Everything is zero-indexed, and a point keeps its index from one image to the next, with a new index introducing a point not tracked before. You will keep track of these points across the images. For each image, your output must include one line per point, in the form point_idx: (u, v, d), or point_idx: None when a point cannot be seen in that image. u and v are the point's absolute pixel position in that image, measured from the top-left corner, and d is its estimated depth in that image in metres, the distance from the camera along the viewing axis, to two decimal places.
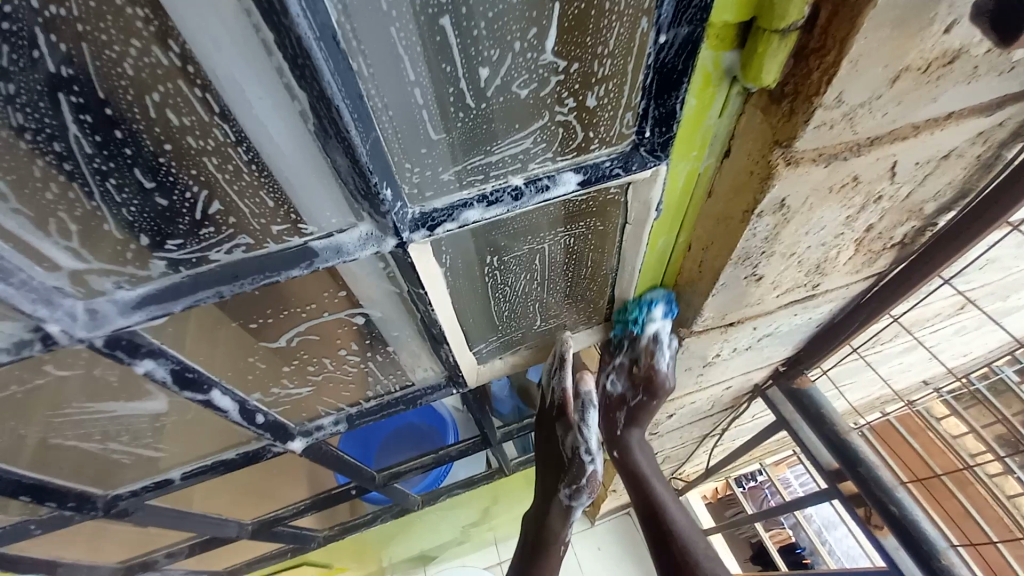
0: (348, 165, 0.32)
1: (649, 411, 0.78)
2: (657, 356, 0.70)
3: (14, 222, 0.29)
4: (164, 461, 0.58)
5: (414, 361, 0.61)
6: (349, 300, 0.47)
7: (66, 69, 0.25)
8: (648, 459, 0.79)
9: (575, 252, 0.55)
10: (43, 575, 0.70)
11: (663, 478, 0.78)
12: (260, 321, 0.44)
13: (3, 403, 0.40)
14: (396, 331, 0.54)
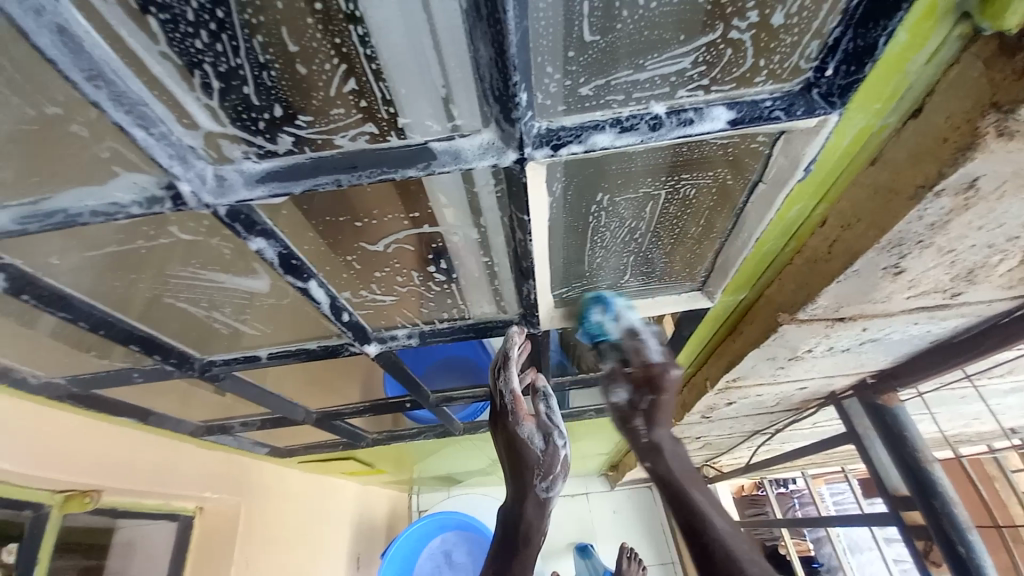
0: (491, 59, 0.29)
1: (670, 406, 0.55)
2: (646, 348, 0.55)
3: (162, 69, 0.28)
4: (252, 340, 0.62)
5: (496, 293, 0.59)
6: (455, 215, 0.45)
7: None
8: (685, 462, 0.52)
9: (693, 207, 0.49)
10: (142, 416, 0.81)
11: (701, 481, 0.50)
12: (351, 221, 0.43)
13: (134, 254, 0.43)
14: (488, 259, 0.52)
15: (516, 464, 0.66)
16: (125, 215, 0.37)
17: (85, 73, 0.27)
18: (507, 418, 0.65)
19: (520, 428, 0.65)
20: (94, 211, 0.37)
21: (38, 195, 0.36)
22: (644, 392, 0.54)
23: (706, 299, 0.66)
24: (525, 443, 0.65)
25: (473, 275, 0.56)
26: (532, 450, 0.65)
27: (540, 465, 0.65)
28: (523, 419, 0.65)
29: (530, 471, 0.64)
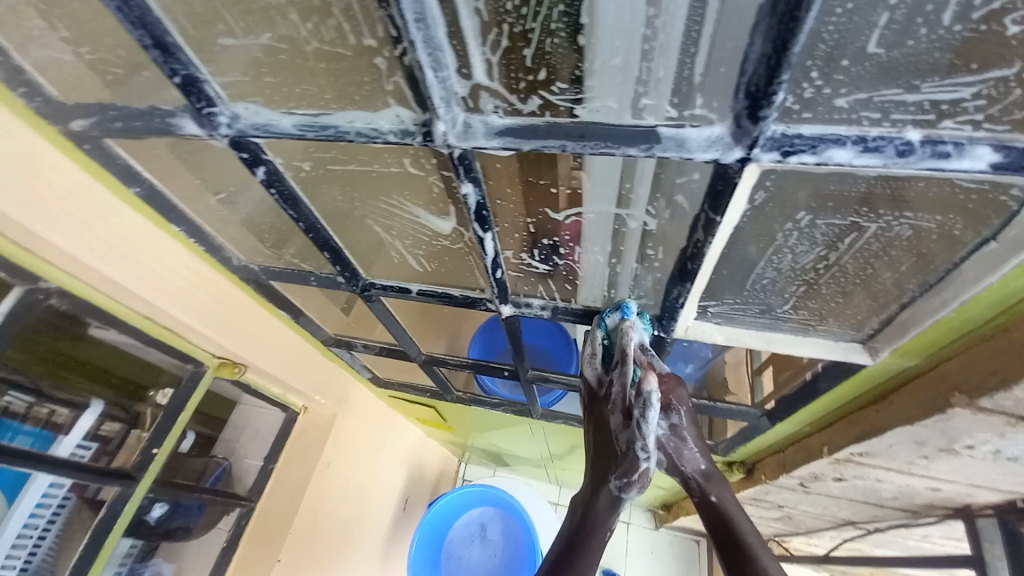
0: (763, 54, 0.29)
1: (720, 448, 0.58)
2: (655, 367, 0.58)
3: (469, 22, 0.33)
4: (412, 274, 0.70)
5: (622, 284, 0.61)
6: (607, 201, 0.49)
7: None
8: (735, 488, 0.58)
9: (897, 249, 0.45)
10: (294, 315, 0.95)
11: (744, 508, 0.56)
12: (548, 185, 0.48)
13: (365, 176, 0.52)
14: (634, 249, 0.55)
15: (602, 458, 0.58)
16: (380, 140, 0.44)
17: (415, 16, 0.32)
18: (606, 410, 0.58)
19: (618, 428, 0.56)
20: (360, 132, 0.44)
21: (322, 109, 0.43)
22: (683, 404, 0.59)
23: (865, 354, 0.60)
24: (617, 443, 0.56)
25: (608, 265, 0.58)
26: (623, 449, 0.56)
27: (626, 470, 0.55)
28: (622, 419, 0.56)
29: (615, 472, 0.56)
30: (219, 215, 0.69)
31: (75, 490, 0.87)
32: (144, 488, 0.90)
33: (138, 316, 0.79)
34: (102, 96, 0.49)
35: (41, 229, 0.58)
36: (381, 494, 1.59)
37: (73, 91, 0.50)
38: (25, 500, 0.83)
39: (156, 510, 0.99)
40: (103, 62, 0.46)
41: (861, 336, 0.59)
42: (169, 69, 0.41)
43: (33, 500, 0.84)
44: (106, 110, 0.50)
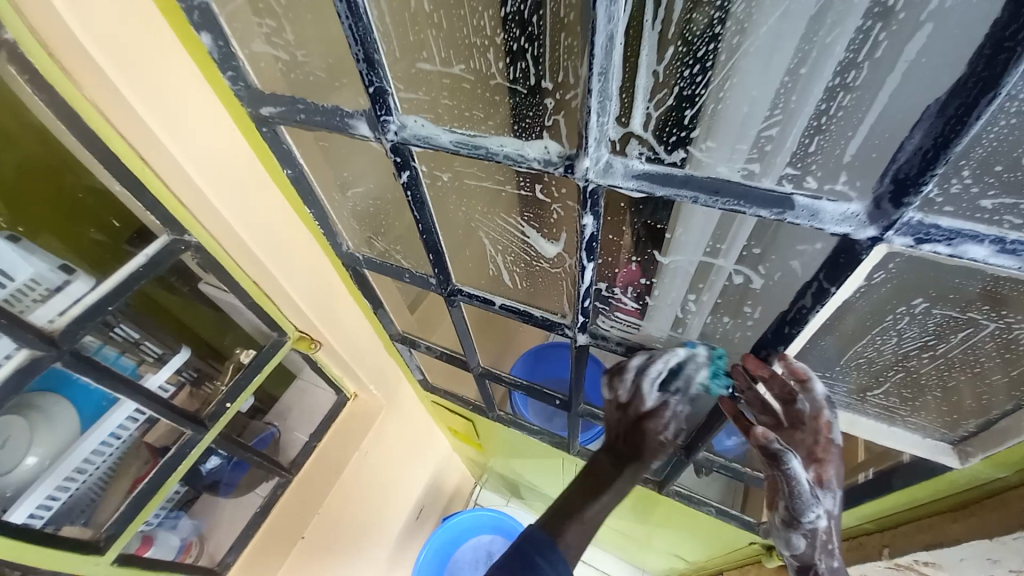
0: (918, 148, 0.32)
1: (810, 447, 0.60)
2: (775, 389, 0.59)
3: (643, 83, 0.38)
4: (501, 287, 0.75)
5: (695, 329, 0.63)
6: (695, 248, 0.52)
7: None
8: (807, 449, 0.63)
9: (1016, 355, 0.44)
10: (374, 306, 1.02)
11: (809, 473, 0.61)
12: (643, 227, 0.52)
13: (494, 193, 0.58)
14: (715, 293, 0.57)
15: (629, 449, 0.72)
16: (524, 165, 0.48)
17: (599, 71, 0.36)
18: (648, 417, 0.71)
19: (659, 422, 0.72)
20: (507, 155, 0.48)
21: (479, 133, 0.48)
22: (808, 493, 0.58)
23: (954, 457, 0.57)
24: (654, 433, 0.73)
25: (681, 310, 0.62)
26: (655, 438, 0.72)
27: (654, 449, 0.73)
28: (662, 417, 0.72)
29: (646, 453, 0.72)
30: (346, 203, 0.76)
31: (140, 429, 0.95)
32: (210, 437, 0.98)
33: (248, 282, 0.86)
34: (295, 92, 0.57)
35: (203, 184, 0.68)
36: (402, 497, 1.61)
37: (273, 82, 0.59)
38: (98, 429, 0.89)
39: (211, 462, 1.12)
40: (309, 65, 0.55)
41: (952, 436, 0.57)
42: (368, 80, 0.47)
43: (109, 428, 0.90)
44: (294, 103, 0.57)
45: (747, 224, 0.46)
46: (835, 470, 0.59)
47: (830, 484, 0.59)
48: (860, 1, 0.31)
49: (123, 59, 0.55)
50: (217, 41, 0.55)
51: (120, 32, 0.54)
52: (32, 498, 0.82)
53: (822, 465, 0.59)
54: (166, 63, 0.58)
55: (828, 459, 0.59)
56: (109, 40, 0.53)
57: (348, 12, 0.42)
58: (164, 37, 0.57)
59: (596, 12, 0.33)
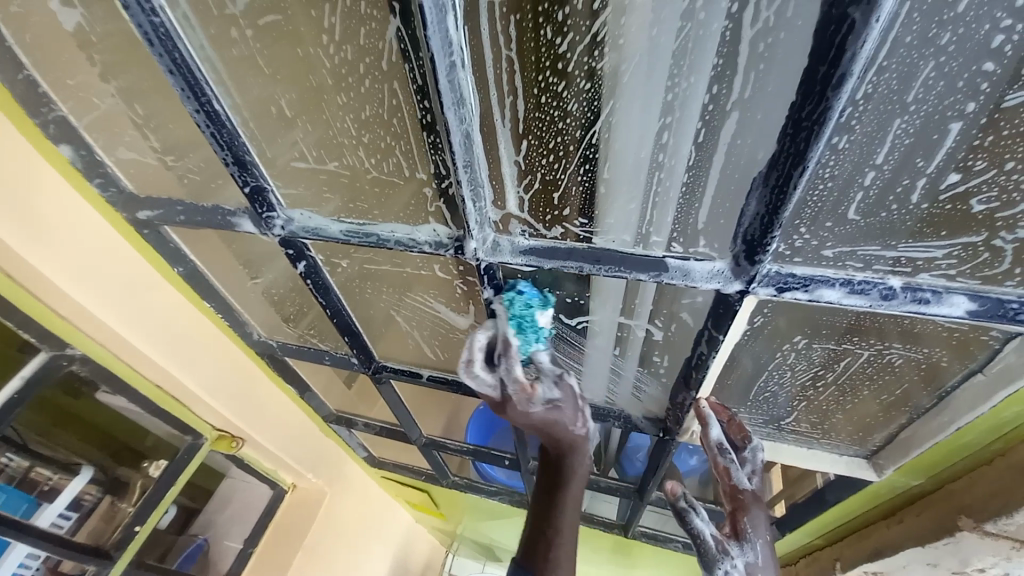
0: (757, 213, 0.35)
1: (751, 508, 0.57)
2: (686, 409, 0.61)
3: (508, 171, 0.39)
4: (424, 359, 0.74)
5: (622, 384, 0.64)
6: (612, 306, 0.51)
7: (632, 70, 0.32)
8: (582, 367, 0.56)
9: (892, 375, 0.48)
10: (300, 389, 0.96)
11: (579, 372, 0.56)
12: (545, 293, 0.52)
13: (396, 274, 0.58)
14: (637, 350, 0.57)
15: (551, 456, 0.55)
16: (416, 249, 0.49)
17: (464, 164, 0.38)
18: (516, 407, 0.51)
19: (531, 405, 0.51)
20: (399, 240, 0.49)
21: (368, 222, 0.49)
22: (716, 547, 0.56)
23: (871, 470, 0.60)
24: (551, 425, 0.52)
25: (612, 366, 0.61)
26: (563, 431, 0.53)
27: (576, 448, 0.55)
28: (533, 402, 0.51)
29: (569, 458, 0.55)
30: (251, 291, 0.72)
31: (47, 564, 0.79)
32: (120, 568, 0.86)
33: (151, 387, 0.78)
34: (175, 194, 0.55)
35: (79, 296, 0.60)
36: None
37: (148, 185, 0.56)
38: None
39: None
40: (183, 168, 0.52)
41: (864, 451, 0.60)
42: (243, 180, 0.46)
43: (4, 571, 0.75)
44: (172, 204, 0.56)
45: (646, 290, 0.47)
46: (752, 519, 0.56)
47: (743, 535, 0.56)
48: (669, 94, 0.32)
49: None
50: (79, 150, 0.53)
51: None
52: None
53: (737, 517, 0.56)
54: (26, 176, 0.53)
55: (741, 508, 0.57)
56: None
57: (208, 121, 0.42)
58: (18, 149, 0.53)
59: (447, 114, 0.34)
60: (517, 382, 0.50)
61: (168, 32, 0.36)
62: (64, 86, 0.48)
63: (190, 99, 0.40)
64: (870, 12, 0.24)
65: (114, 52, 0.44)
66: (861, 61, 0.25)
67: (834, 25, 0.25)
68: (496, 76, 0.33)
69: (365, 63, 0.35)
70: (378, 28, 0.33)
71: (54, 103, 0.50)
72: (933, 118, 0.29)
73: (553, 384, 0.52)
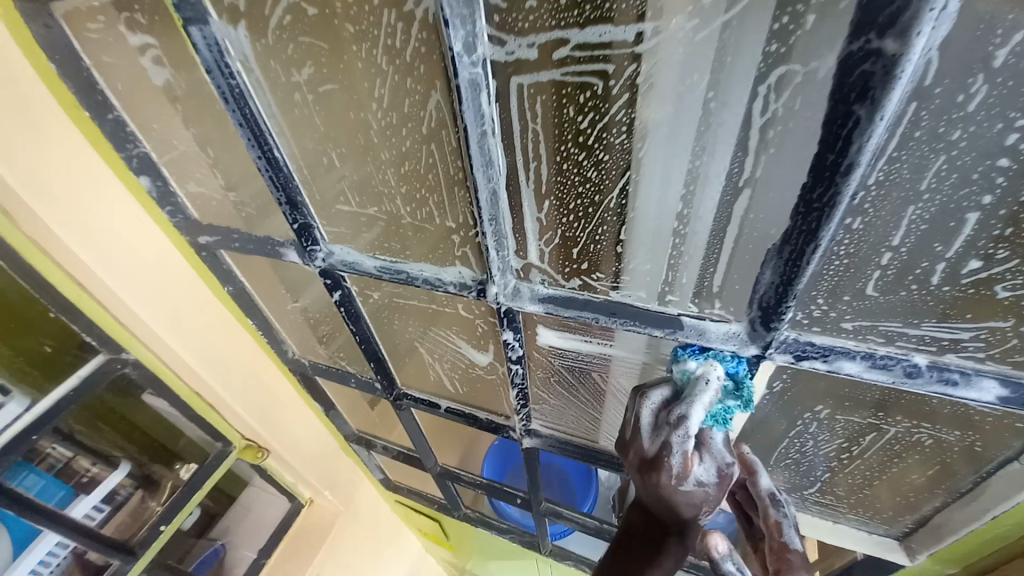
0: (771, 282, 0.35)
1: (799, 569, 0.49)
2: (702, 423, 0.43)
3: (531, 226, 0.42)
4: (444, 390, 0.76)
5: None
6: (639, 356, 0.51)
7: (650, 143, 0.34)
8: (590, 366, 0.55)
9: (921, 454, 0.46)
10: (325, 408, 0.99)
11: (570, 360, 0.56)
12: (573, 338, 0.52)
13: (423, 309, 0.61)
14: None
15: (663, 525, 0.44)
16: (442, 288, 0.52)
17: (490, 217, 0.40)
18: (663, 479, 0.41)
19: (682, 486, 0.41)
20: (426, 279, 0.52)
21: (399, 260, 0.52)
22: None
23: (902, 554, 0.56)
24: (687, 506, 0.41)
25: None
26: (689, 508, 0.41)
27: (689, 539, 0.44)
28: (686, 481, 0.40)
29: (676, 548, 0.44)
30: (290, 312, 0.78)
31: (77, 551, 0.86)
32: (139, 567, 0.90)
33: (190, 394, 0.84)
34: (233, 223, 0.61)
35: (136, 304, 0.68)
36: None
37: (210, 215, 0.63)
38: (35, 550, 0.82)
39: None
40: (241, 202, 0.58)
41: (895, 532, 0.56)
42: (292, 217, 0.51)
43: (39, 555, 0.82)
44: (229, 232, 0.62)
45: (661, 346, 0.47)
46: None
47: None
48: (684, 168, 0.34)
49: (54, 199, 0.56)
50: (156, 182, 0.60)
51: (63, 169, 0.56)
52: None
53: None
54: (102, 194, 0.60)
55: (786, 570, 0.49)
56: (44, 189, 0.55)
57: (267, 166, 0.46)
58: (103, 177, 0.60)
59: (476, 174, 0.37)
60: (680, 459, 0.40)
61: (241, 92, 0.41)
62: (149, 128, 0.56)
63: (254, 147, 0.45)
64: (873, 111, 0.25)
65: (196, 103, 0.51)
66: (867, 152, 0.26)
67: (840, 120, 0.26)
68: (522, 144, 0.36)
69: (407, 127, 0.39)
70: (420, 99, 0.37)
71: (139, 141, 0.57)
72: (950, 206, 0.29)
73: (708, 459, 0.45)
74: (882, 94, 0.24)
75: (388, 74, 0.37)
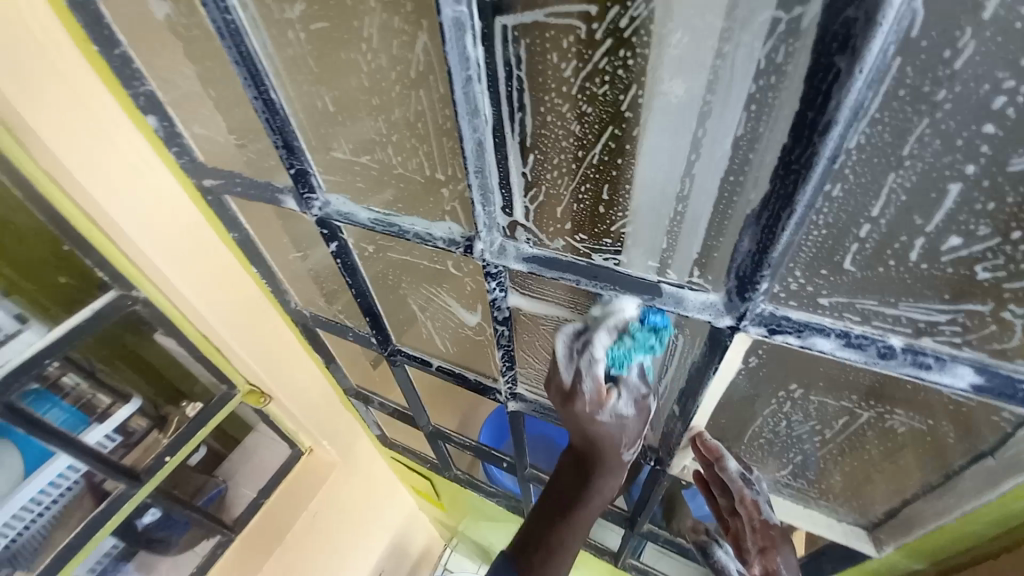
0: (750, 250, 0.35)
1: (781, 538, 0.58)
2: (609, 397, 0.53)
3: (517, 181, 0.42)
4: (435, 349, 0.77)
5: None
6: None
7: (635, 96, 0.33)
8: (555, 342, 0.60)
9: (893, 442, 0.46)
10: (325, 361, 1.03)
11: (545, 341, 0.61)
12: (563, 304, 0.53)
13: (416, 265, 0.62)
14: None
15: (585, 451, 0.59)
16: (432, 243, 0.52)
17: (475, 169, 0.40)
18: (581, 405, 0.54)
19: (600, 413, 0.54)
20: (417, 233, 0.52)
21: (392, 212, 0.52)
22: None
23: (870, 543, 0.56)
24: (604, 435, 0.56)
25: None
26: (609, 437, 0.56)
27: (614, 467, 0.59)
28: (602, 410, 0.54)
29: (600, 479, 0.60)
30: (292, 263, 0.80)
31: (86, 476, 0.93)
32: (144, 492, 0.95)
33: (199, 336, 0.89)
34: (237, 168, 0.63)
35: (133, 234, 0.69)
36: (361, 559, 1.54)
37: (216, 158, 0.64)
38: (44, 472, 0.89)
39: (146, 517, 1.06)
40: (244, 146, 0.59)
41: (865, 521, 0.56)
42: (289, 162, 0.52)
43: (49, 476, 0.89)
44: (232, 176, 0.64)
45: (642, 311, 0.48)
46: (784, 557, 0.57)
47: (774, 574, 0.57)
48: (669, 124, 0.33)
49: (56, 128, 0.58)
50: (162, 121, 0.62)
51: (60, 99, 0.57)
52: None
53: (769, 554, 0.57)
54: (105, 128, 0.61)
55: (773, 545, 0.57)
56: (45, 121, 0.57)
57: (264, 108, 0.47)
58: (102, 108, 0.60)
59: (461, 122, 0.37)
60: (592, 383, 0.52)
61: (236, 28, 0.41)
62: (157, 66, 0.57)
63: (251, 87, 0.46)
64: (854, 62, 0.24)
65: (200, 43, 0.52)
66: (846, 109, 0.26)
67: (821, 73, 0.25)
68: (508, 93, 0.35)
69: (397, 71, 0.40)
70: (409, 42, 0.37)
71: (146, 79, 0.58)
72: (931, 176, 0.28)
73: (628, 399, 0.53)
74: (863, 43, 0.23)
75: (378, 14, 0.37)
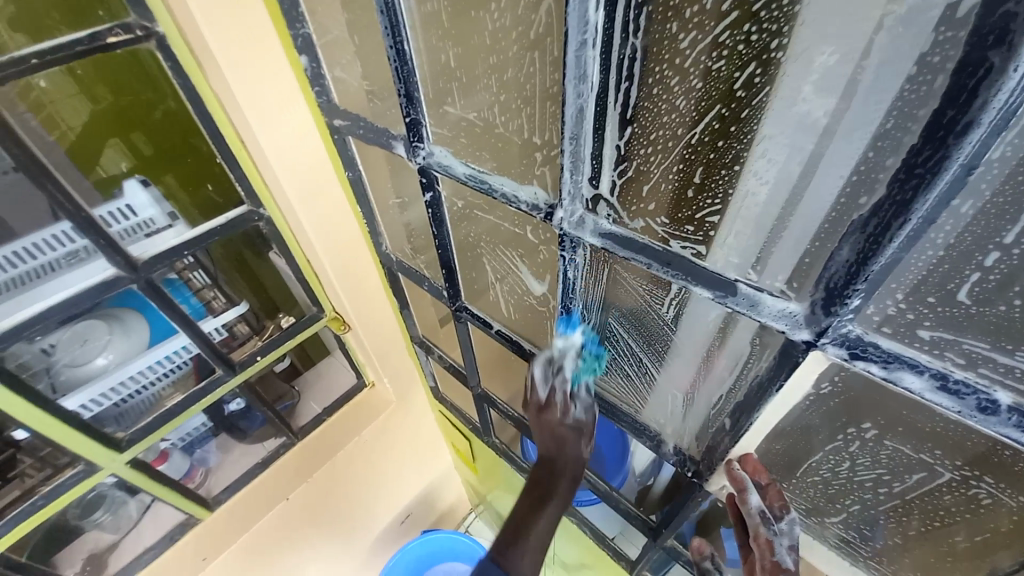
0: (846, 261, 0.32)
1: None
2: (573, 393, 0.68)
3: (608, 153, 0.42)
4: (499, 313, 0.81)
5: (670, 410, 0.61)
6: (702, 327, 0.49)
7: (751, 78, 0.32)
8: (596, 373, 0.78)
9: (976, 515, 0.40)
10: (400, 306, 1.11)
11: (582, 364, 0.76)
12: (635, 288, 0.52)
13: (497, 226, 0.65)
14: (700, 380, 0.54)
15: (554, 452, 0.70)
16: (516, 206, 0.53)
17: (571, 135, 0.41)
18: (552, 414, 0.69)
19: (565, 417, 0.69)
20: (504, 194, 0.54)
21: (484, 171, 0.55)
22: None
23: None
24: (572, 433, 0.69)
25: (674, 390, 0.59)
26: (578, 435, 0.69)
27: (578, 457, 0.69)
28: (567, 415, 0.68)
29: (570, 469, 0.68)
30: (390, 209, 0.87)
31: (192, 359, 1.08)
32: (235, 382, 1.12)
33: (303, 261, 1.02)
34: (362, 113, 0.70)
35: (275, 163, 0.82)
36: (394, 497, 1.66)
37: (347, 101, 0.72)
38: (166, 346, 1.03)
39: (233, 403, 1.20)
40: (371, 92, 0.66)
41: None
42: (406, 110, 0.56)
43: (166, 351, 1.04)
44: (357, 119, 0.71)
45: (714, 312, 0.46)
46: None
47: None
48: (781, 111, 0.32)
49: (235, 61, 0.71)
50: (312, 62, 0.69)
51: (241, 36, 0.69)
52: (87, 392, 0.95)
53: None
54: (270, 61, 0.72)
55: None
56: (226, 51, 0.69)
57: (396, 56, 0.51)
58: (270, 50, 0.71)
59: (567, 86, 0.38)
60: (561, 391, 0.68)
61: None
62: (316, 11, 0.64)
63: (389, 36, 0.50)
64: (1011, 58, 0.21)
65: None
66: (994, 112, 0.23)
67: (971, 68, 0.23)
68: (619, 61, 0.36)
69: (519, 31, 0.42)
70: (534, 3, 0.39)
71: (306, 22, 0.65)
72: None
73: (584, 406, 0.69)
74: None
75: None
